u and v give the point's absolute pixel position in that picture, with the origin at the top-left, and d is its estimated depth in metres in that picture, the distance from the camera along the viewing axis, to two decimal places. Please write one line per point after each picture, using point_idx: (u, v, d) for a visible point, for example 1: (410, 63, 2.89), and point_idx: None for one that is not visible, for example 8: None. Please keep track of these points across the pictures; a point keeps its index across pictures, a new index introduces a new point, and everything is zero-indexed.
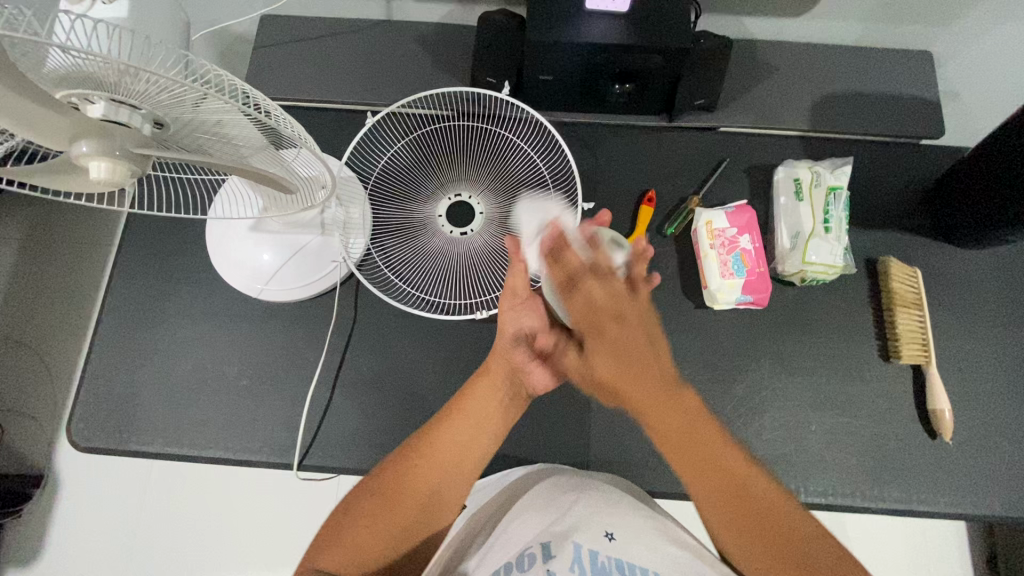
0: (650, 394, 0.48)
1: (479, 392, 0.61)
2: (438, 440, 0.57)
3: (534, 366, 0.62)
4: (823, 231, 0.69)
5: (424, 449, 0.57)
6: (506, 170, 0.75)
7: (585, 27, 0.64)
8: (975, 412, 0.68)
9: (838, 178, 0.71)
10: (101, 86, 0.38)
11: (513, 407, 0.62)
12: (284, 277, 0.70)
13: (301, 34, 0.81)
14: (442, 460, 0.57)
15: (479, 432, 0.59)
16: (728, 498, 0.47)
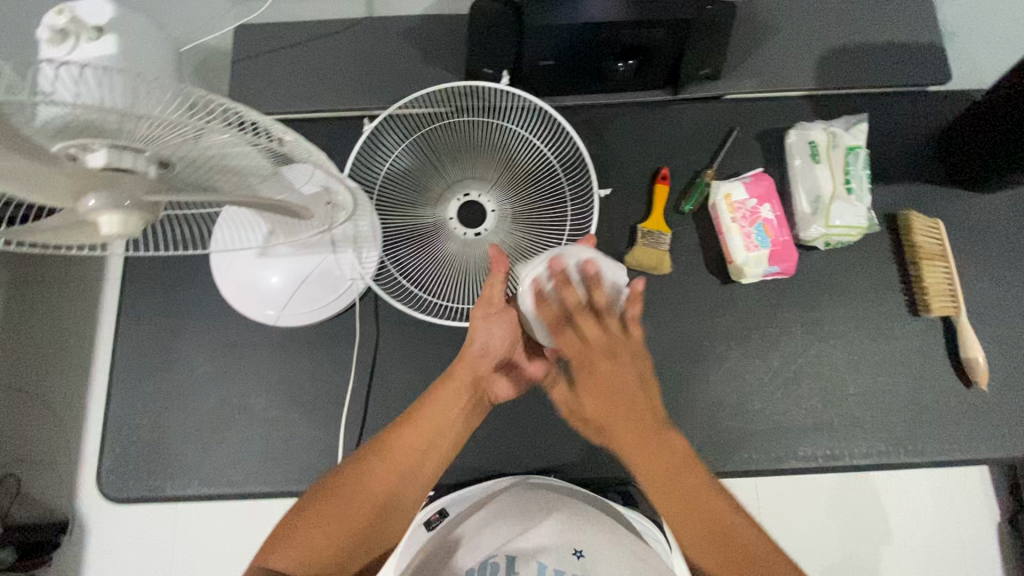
0: (645, 445, 0.53)
1: (439, 398, 0.61)
2: (392, 443, 0.57)
3: (498, 376, 0.67)
4: (844, 191, 0.68)
5: (381, 452, 0.56)
6: (514, 163, 0.72)
7: (585, 6, 0.62)
8: (1005, 357, 0.69)
9: (855, 137, 0.70)
10: (100, 131, 0.35)
11: (475, 412, 0.65)
12: (299, 301, 0.67)
13: (283, 42, 0.77)
14: (397, 461, 0.56)
15: (435, 435, 0.60)
16: (676, 488, 0.51)
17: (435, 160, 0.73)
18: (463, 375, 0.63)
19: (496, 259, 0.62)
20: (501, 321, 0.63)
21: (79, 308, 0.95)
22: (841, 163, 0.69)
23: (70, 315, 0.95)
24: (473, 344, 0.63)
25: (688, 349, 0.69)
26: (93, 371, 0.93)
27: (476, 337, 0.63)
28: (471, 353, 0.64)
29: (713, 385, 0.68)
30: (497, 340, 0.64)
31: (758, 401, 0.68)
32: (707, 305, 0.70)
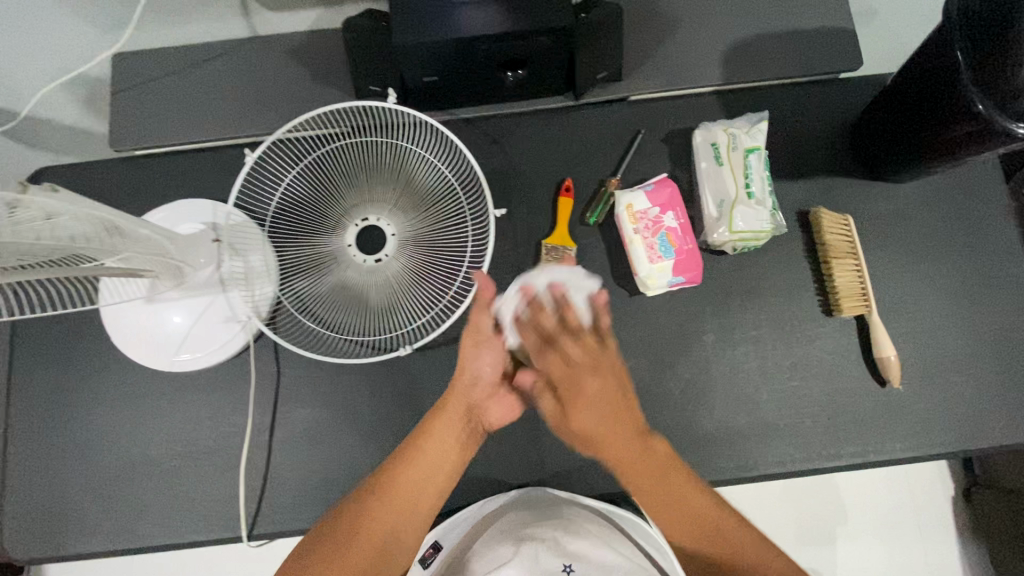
0: (630, 448, 0.55)
1: (437, 429, 0.60)
2: (395, 479, 0.57)
3: (489, 402, 0.64)
4: (748, 195, 0.65)
5: (391, 491, 0.56)
6: (411, 183, 0.69)
7: (456, 21, 0.58)
8: (923, 351, 0.67)
9: (754, 138, 0.68)
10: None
11: (473, 442, 0.63)
12: (193, 344, 0.65)
13: (162, 70, 0.73)
14: (405, 499, 0.57)
15: (440, 466, 0.59)
16: (677, 492, 0.54)
17: (331, 186, 0.70)
18: (458, 404, 0.62)
19: (483, 288, 0.60)
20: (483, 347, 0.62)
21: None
22: (747, 166, 0.66)
23: None
24: (461, 377, 0.62)
25: None
26: None
27: (466, 368, 0.63)
28: (462, 385, 0.62)
29: None
30: (488, 368, 0.63)
31: (673, 415, 0.66)
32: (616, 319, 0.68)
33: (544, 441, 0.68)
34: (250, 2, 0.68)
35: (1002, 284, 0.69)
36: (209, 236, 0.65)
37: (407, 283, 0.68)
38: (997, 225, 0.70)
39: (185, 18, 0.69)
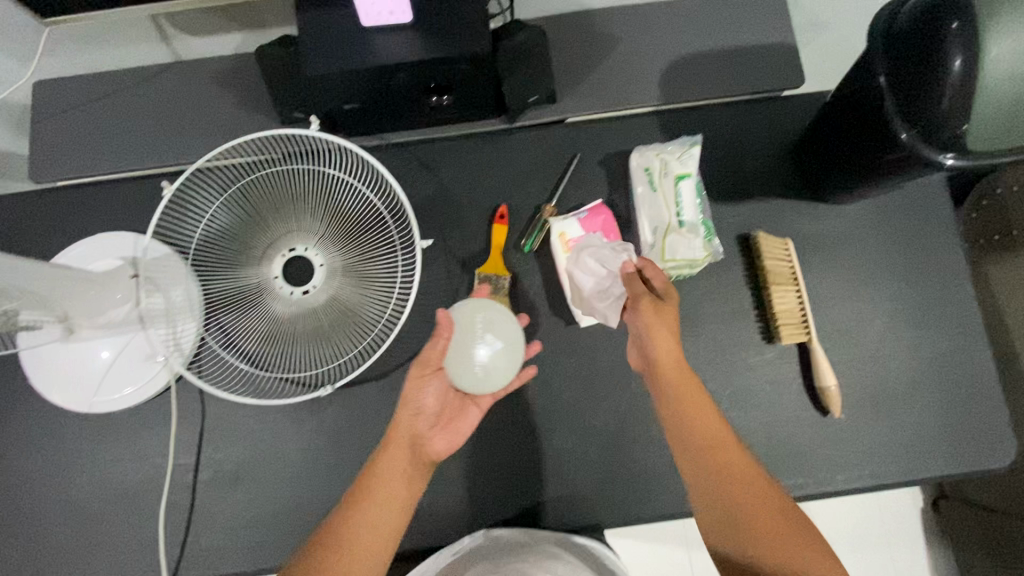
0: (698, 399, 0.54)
1: (384, 462, 0.56)
2: (345, 529, 0.53)
3: (435, 432, 0.61)
4: (681, 224, 0.63)
5: (337, 542, 0.52)
6: (339, 212, 0.67)
7: (369, 49, 0.55)
8: (866, 377, 0.65)
9: (687, 162, 0.65)
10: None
11: (421, 474, 0.59)
12: (112, 384, 0.63)
13: (82, 97, 0.70)
14: (357, 543, 0.52)
15: (388, 502, 0.55)
16: (754, 502, 0.49)
17: (256, 215, 0.67)
18: (405, 434, 0.58)
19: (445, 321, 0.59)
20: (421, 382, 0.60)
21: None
22: (681, 192, 0.64)
23: None
24: (404, 408, 0.59)
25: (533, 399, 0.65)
26: None
27: (410, 397, 0.59)
28: (407, 414, 0.59)
29: (558, 432, 0.66)
30: (433, 399, 0.61)
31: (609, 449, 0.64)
32: (552, 349, 0.66)
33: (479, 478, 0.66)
34: (167, 26, 0.66)
35: (946, 306, 0.67)
36: (128, 272, 0.64)
37: (334, 316, 0.66)
38: (939, 245, 0.69)
39: (101, 44, 0.67)
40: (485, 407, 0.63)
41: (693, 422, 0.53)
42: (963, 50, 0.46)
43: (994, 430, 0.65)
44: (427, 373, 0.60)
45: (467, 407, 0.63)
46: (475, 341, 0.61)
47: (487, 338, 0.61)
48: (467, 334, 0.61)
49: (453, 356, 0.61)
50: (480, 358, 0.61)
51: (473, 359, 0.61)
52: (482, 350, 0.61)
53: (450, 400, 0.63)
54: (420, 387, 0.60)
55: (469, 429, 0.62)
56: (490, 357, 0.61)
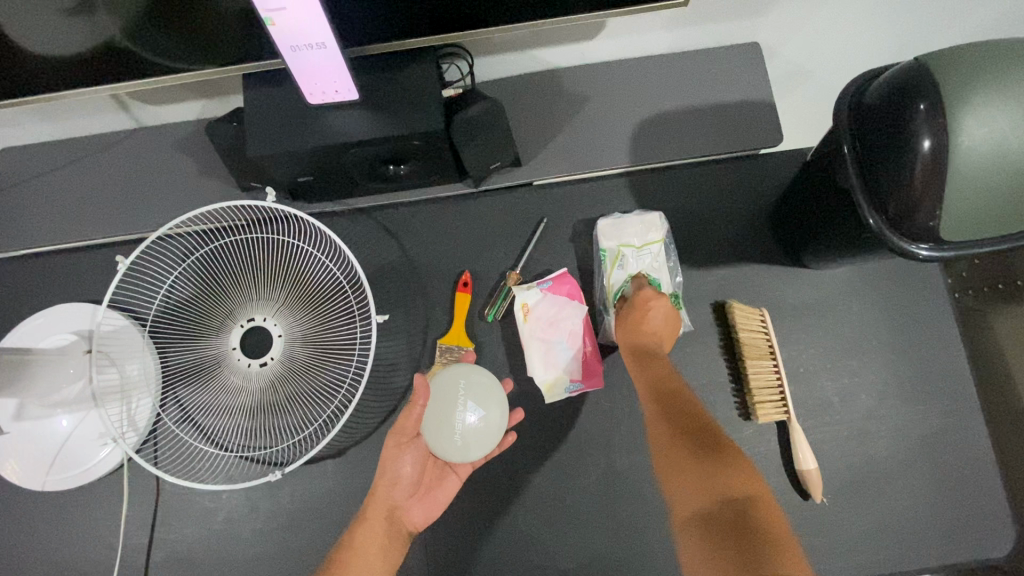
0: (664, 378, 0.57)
1: (363, 531, 0.55)
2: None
3: (412, 501, 0.59)
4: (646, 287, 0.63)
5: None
6: (300, 282, 0.66)
7: (317, 127, 0.55)
8: (851, 458, 0.61)
9: (644, 258, 0.65)
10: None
11: (396, 549, 0.56)
12: (66, 462, 0.61)
13: (45, 166, 0.70)
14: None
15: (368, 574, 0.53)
16: (709, 456, 0.48)
17: (216, 285, 0.67)
18: (383, 502, 0.57)
19: (419, 388, 0.54)
20: (398, 453, 0.57)
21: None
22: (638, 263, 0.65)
23: None
24: (382, 477, 0.57)
25: (498, 481, 0.62)
26: None
27: (388, 464, 0.57)
28: (386, 482, 0.57)
29: (524, 517, 0.61)
30: (411, 467, 0.58)
31: (575, 535, 0.61)
32: (518, 426, 0.63)
33: None
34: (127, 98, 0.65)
35: (935, 379, 0.63)
36: (82, 347, 0.63)
37: (293, 390, 0.64)
38: (928, 313, 0.65)
39: (63, 114, 0.66)
40: (463, 476, 0.60)
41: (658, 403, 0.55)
42: (932, 131, 0.42)
43: (991, 515, 0.60)
44: (404, 442, 0.57)
45: (446, 475, 0.60)
46: (456, 408, 0.56)
47: (469, 405, 0.56)
48: (447, 400, 0.56)
49: (431, 423, 0.57)
50: (461, 427, 0.55)
51: (459, 423, 0.55)
52: (464, 417, 0.56)
53: (428, 467, 0.60)
54: (397, 454, 0.57)
55: (448, 498, 0.60)
56: (477, 425, 0.56)
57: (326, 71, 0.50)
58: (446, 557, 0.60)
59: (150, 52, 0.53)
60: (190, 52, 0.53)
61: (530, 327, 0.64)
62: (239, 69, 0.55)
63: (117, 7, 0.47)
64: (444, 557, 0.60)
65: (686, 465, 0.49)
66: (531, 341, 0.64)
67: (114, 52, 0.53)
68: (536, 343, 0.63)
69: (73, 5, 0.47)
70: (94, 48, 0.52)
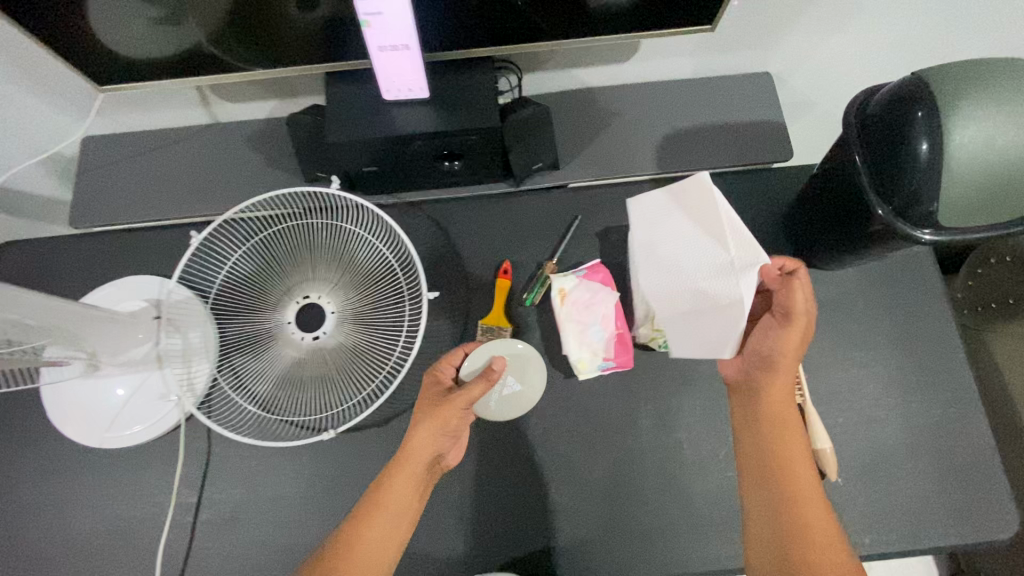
0: (789, 426, 0.60)
1: (397, 478, 0.59)
2: (357, 542, 0.56)
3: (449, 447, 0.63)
4: (726, 266, 0.61)
5: (353, 545, 0.56)
6: (353, 264, 0.71)
7: (390, 120, 0.62)
8: (863, 442, 0.66)
9: None
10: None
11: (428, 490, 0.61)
12: (122, 424, 0.65)
13: (127, 153, 0.77)
14: (364, 543, 0.56)
15: (398, 519, 0.58)
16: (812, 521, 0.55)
17: (274, 263, 0.72)
18: (422, 454, 0.59)
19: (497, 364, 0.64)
20: (446, 411, 0.60)
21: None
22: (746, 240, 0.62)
23: None
24: (423, 431, 0.59)
25: (532, 452, 0.66)
26: None
27: (433, 421, 0.60)
28: (427, 437, 0.59)
29: (554, 488, 0.65)
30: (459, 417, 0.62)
31: (603, 506, 0.64)
32: (552, 403, 0.68)
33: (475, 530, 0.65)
34: (209, 96, 0.73)
35: (938, 374, 0.68)
36: (151, 313, 0.68)
37: (341, 362, 0.68)
38: (930, 312, 0.71)
39: (148, 107, 0.74)
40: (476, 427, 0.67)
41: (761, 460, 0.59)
42: (928, 135, 0.49)
43: (995, 500, 0.64)
44: (455, 400, 0.60)
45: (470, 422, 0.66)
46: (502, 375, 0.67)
47: (510, 378, 0.67)
48: None
49: None
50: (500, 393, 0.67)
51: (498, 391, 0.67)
52: (503, 386, 0.67)
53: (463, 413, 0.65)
54: (445, 411, 0.60)
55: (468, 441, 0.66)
56: (509, 395, 0.67)
57: (402, 70, 0.58)
58: (483, 521, 0.65)
59: (230, 57, 0.61)
60: (261, 52, 0.60)
61: (567, 309, 0.67)
62: (310, 66, 0.62)
63: (203, 15, 0.54)
64: (481, 522, 0.64)
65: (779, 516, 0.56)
66: (568, 323, 0.67)
67: (195, 52, 0.60)
68: (570, 325, 0.67)
69: (164, 15, 0.54)
70: (178, 52, 0.59)
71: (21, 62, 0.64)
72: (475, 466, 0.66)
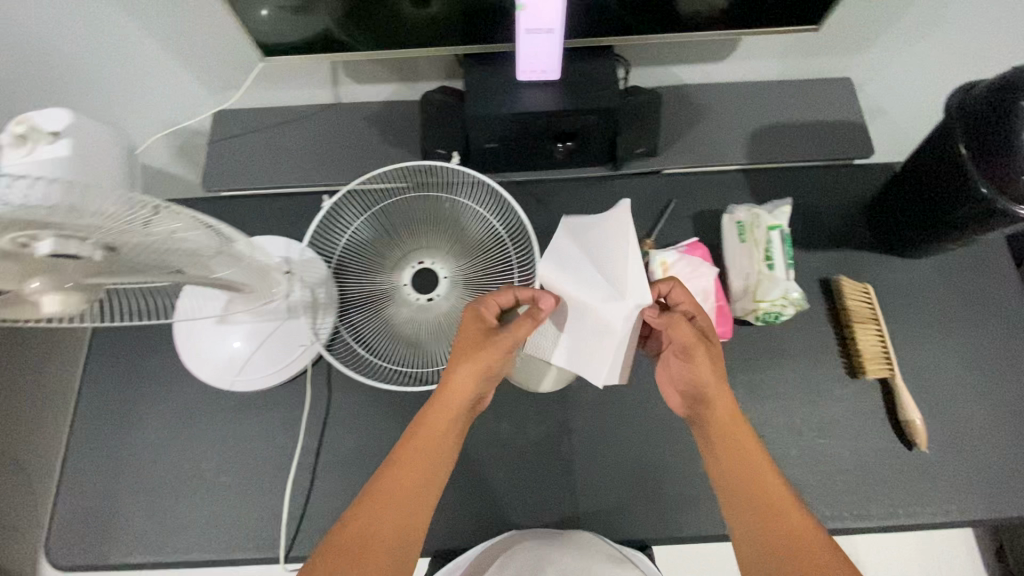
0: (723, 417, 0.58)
1: (432, 419, 0.58)
2: (388, 492, 0.55)
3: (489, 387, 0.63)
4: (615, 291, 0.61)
5: (390, 494, 0.55)
6: (465, 234, 0.76)
7: (519, 98, 0.69)
8: (946, 417, 0.70)
9: (777, 218, 0.74)
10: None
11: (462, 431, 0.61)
12: (252, 368, 0.70)
13: (250, 125, 0.82)
14: (398, 494, 0.55)
15: (431, 464, 0.57)
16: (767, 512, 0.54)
17: (390, 230, 0.77)
18: (462, 395, 0.58)
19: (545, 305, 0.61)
20: (484, 352, 0.58)
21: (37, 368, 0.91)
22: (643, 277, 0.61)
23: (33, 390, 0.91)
24: (460, 370, 0.58)
25: (631, 413, 0.72)
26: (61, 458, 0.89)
27: (469, 361, 0.58)
28: (466, 377, 0.58)
29: (654, 448, 0.71)
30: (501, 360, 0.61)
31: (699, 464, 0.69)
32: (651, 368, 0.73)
33: (577, 484, 0.70)
34: (339, 75, 0.79)
35: (1018, 358, 0.72)
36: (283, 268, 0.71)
37: (454, 322, 0.72)
38: (1009, 301, 0.75)
39: (278, 84, 0.79)
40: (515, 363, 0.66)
41: (730, 469, 0.57)
42: None
43: None
44: (494, 339, 0.59)
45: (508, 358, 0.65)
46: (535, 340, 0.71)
47: None
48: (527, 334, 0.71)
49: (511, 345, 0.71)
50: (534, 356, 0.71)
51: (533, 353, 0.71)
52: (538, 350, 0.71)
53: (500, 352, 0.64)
54: (483, 351, 0.58)
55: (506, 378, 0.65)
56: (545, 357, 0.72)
57: (541, 54, 0.64)
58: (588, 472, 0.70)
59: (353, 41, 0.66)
60: (375, 37, 0.65)
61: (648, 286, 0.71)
62: (418, 51, 0.68)
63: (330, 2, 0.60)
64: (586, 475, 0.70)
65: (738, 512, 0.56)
66: None
67: (322, 38, 0.65)
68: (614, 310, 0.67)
69: (295, 4, 0.60)
70: (307, 37, 0.65)
71: (182, 37, 0.69)
72: (579, 424, 0.72)
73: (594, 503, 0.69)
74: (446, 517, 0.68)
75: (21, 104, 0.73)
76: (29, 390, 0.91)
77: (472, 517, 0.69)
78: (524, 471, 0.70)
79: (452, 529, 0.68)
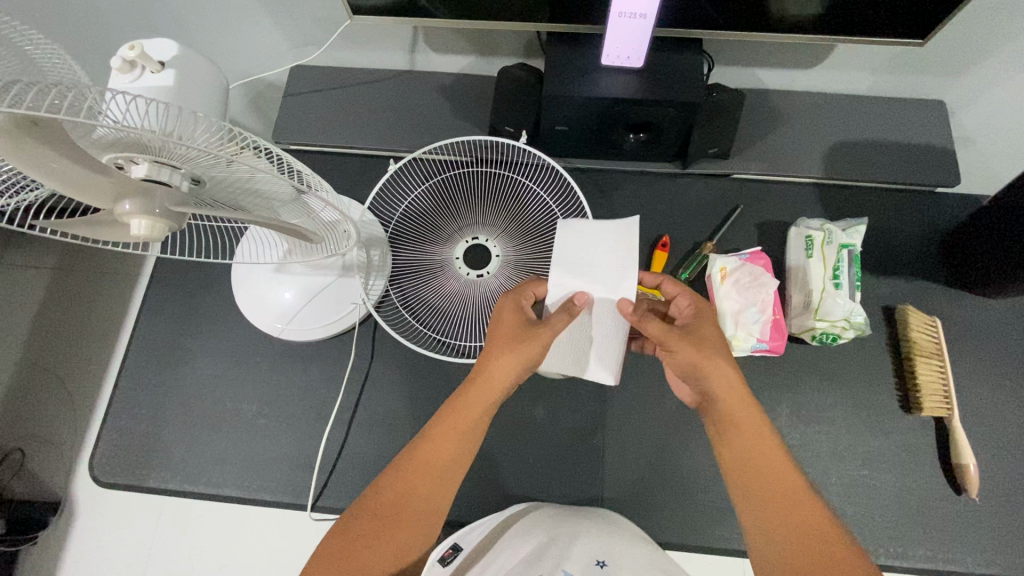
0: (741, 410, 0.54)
1: (471, 401, 0.54)
2: (426, 457, 0.52)
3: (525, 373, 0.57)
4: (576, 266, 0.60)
5: (420, 473, 0.52)
6: (522, 215, 0.75)
7: (598, 83, 0.67)
8: (1000, 467, 0.67)
9: (849, 236, 0.72)
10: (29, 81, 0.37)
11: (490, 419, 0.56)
12: (304, 318, 0.72)
13: (325, 83, 0.83)
14: (429, 472, 0.52)
15: (462, 443, 0.53)
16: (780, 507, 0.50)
17: (449, 202, 0.77)
18: (501, 376, 0.54)
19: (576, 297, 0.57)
20: (525, 342, 0.55)
21: (95, 293, 0.94)
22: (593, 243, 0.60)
23: (87, 313, 0.94)
24: (503, 355, 0.54)
25: (670, 414, 0.71)
26: (104, 382, 0.92)
27: (515, 347, 0.55)
28: (510, 363, 0.54)
29: (688, 454, 0.69)
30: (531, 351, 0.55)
31: None
32: None
33: (605, 478, 0.69)
34: (418, 43, 0.79)
35: None
36: None
37: None
38: None
39: (357, 47, 0.80)
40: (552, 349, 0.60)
41: (746, 478, 0.52)
42: None
43: None
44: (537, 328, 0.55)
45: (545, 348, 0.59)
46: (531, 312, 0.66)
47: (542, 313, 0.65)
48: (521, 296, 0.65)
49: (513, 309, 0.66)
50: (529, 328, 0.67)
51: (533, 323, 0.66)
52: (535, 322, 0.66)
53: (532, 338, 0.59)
54: (522, 343, 0.55)
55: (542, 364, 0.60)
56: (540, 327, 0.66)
57: (629, 36, 0.62)
58: (618, 468, 0.69)
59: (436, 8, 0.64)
60: (455, 7, 0.63)
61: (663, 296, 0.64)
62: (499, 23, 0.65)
63: None
64: (617, 470, 0.69)
65: (750, 516, 0.51)
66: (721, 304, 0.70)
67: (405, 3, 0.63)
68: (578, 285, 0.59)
69: None
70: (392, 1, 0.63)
71: None
72: (615, 419, 0.71)
73: (621, 500, 0.68)
74: (472, 491, 0.69)
75: (113, 35, 0.75)
76: (83, 312, 0.94)
77: (497, 495, 0.69)
78: (555, 457, 0.70)
79: (476, 504, 0.68)
